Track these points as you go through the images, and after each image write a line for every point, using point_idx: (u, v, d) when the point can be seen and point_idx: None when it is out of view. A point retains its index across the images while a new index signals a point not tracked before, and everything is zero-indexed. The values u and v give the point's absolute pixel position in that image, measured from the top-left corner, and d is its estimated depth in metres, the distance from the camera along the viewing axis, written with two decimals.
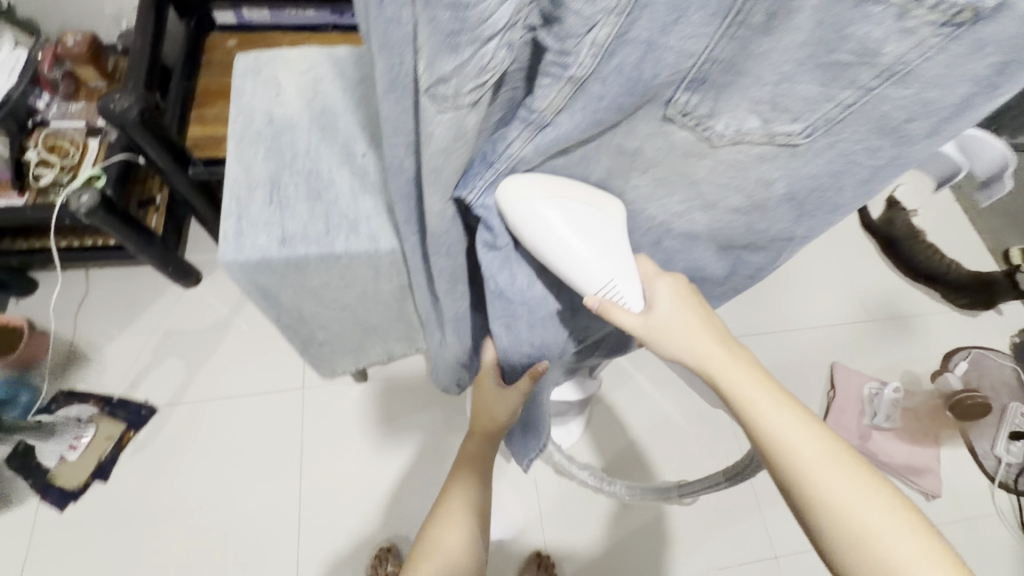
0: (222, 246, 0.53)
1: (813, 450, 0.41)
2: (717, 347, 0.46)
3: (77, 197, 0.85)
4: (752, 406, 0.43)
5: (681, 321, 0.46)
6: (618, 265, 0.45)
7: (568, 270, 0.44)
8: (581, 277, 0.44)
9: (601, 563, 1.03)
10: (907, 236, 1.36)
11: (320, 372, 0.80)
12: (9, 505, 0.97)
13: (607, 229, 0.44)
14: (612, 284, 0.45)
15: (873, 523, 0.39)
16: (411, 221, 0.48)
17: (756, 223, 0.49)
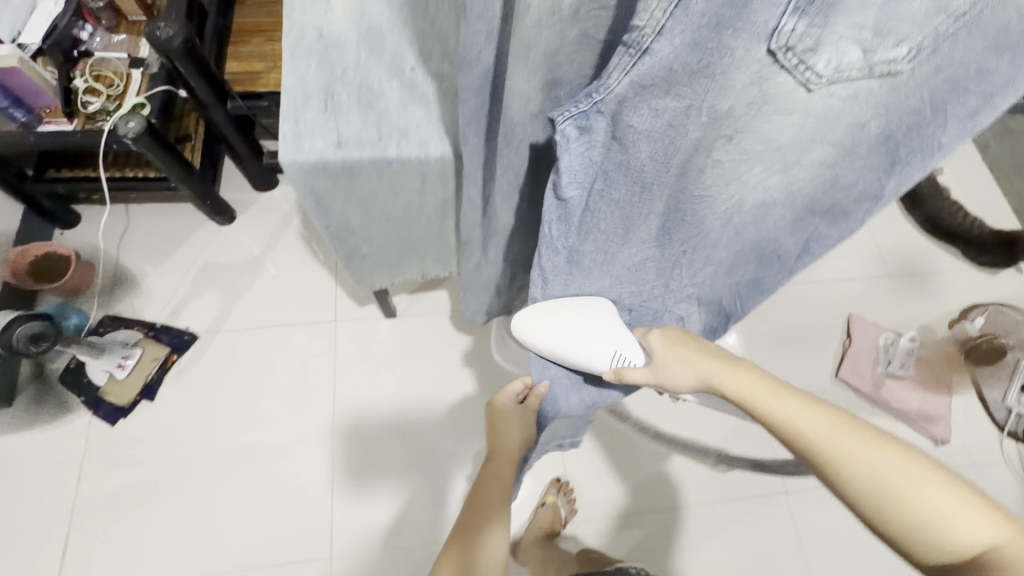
0: (283, 146, 0.56)
1: (817, 428, 0.47)
2: (713, 359, 0.55)
3: (125, 123, 0.88)
4: (754, 401, 0.51)
5: (675, 354, 0.57)
6: (615, 339, 0.62)
7: (584, 359, 0.62)
8: (593, 361, 0.62)
9: (616, 494, 1.08)
10: (931, 191, 1.36)
11: (360, 287, 0.85)
12: (62, 419, 1.03)
13: (599, 319, 0.62)
14: (615, 354, 0.61)
15: (890, 479, 0.42)
16: (480, 120, 0.53)
17: (841, 176, 0.51)
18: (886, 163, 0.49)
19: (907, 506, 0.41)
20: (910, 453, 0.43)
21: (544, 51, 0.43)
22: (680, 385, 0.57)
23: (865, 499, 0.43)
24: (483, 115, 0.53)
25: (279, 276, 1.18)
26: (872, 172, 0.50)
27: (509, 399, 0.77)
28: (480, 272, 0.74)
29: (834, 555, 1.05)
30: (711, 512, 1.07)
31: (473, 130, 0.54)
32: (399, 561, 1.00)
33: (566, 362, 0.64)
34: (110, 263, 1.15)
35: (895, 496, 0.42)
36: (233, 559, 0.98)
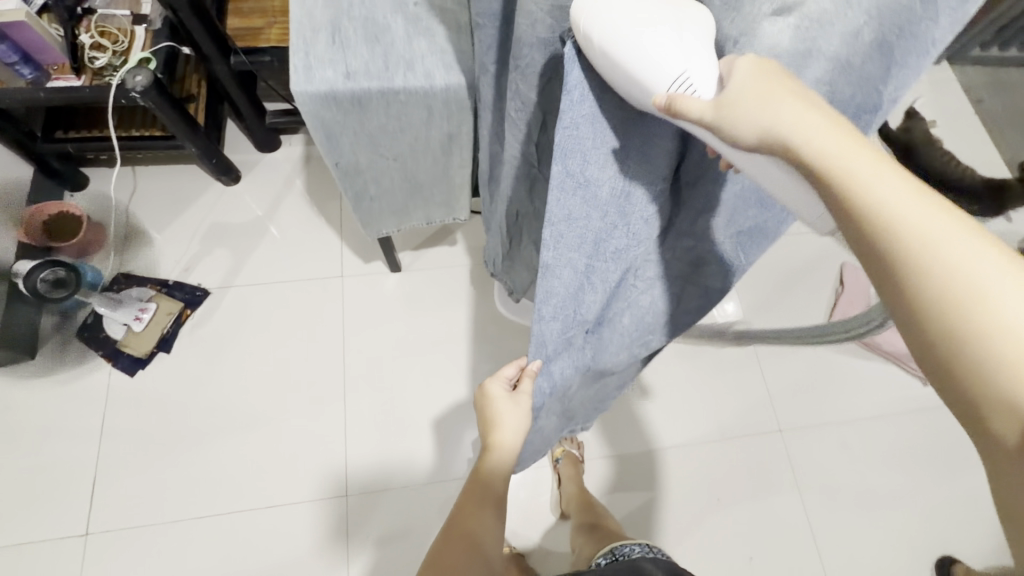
0: (294, 77, 0.59)
1: (928, 218, 0.32)
2: (814, 119, 0.36)
3: (133, 77, 0.90)
4: (850, 174, 0.34)
5: (758, 92, 0.36)
6: (695, 53, 0.37)
7: (636, 59, 0.37)
8: (645, 73, 0.37)
9: (616, 433, 1.13)
10: (922, 142, 1.41)
11: (368, 234, 0.88)
12: (83, 371, 1.07)
13: (686, 20, 0.37)
14: (684, 76, 0.37)
15: (1000, 294, 0.29)
16: (494, 47, 0.54)
17: (839, 94, 0.44)
18: (884, 68, 0.42)
19: (1001, 327, 0.29)
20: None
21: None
22: (740, 142, 0.38)
23: (950, 307, 0.30)
24: (497, 40, 0.53)
25: (285, 235, 1.21)
26: (868, 83, 0.43)
27: (500, 386, 0.68)
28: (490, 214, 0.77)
29: (827, 489, 1.09)
30: (699, 449, 1.12)
31: (491, 58, 0.55)
32: (411, 498, 1.04)
33: (613, 67, 0.37)
34: (121, 222, 1.18)
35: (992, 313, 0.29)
36: (253, 499, 1.03)
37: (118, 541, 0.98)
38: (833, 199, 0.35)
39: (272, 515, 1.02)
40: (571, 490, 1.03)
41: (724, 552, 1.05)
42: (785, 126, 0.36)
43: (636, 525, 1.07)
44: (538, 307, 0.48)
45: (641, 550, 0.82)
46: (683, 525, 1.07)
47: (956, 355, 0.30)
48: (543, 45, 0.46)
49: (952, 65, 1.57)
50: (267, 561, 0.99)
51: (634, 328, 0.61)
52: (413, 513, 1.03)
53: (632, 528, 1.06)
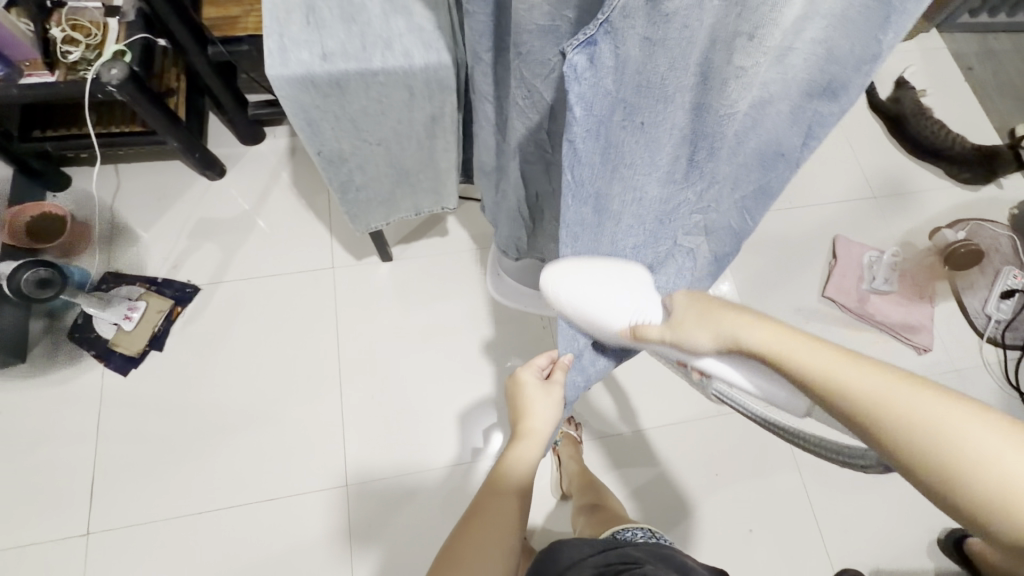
0: (268, 61, 0.58)
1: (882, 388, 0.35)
2: (746, 318, 0.42)
3: (107, 70, 0.88)
4: (802, 365, 0.38)
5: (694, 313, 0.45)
6: (644, 296, 0.50)
7: (602, 314, 0.51)
8: (609, 316, 0.51)
9: (614, 414, 1.13)
10: (913, 114, 1.38)
11: (356, 226, 0.87)
12: (75, 372, 1.06)
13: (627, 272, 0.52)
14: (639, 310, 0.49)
15: (976, 452, 0.31)
16: (489, 32, 0.53)
17: (835, 48, 0.46)
18: (882, 16, 0.42)
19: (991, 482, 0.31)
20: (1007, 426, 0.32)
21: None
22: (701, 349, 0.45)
23: (950, 479, 0.32)
24: (491, 27, 0.53)
25: (274, 228, 1.20)
26: (865, 33, 0.44)
27: (533, 374, 0.74)
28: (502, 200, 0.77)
29: (824, 461, 1.10)
30: (697, 427, 1.12)
31: (486, 44, 0.54)
32: (412, 485, 1.04)
33: (586, 319, 0.52)
34: (106, 221, 1.16)
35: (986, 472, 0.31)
36: (254, 492, 1.03)
37: (120, 539, 0.98)
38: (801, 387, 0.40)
39: (274, 507, 1.02)
40: (572, 469, 1.04)
41: (724, 526, 1.06)
42: (724, 330, 0.43)
43: (638, 503, 1.07)
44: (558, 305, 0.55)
45: (644, 536, 0.81)
46: (684, 502, 1.07)
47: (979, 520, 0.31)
48: (543, 33, 0.47)
49: (942, 32, 1.56)
50: (268, 553, 0.99)
51: None
52: (414, 500, 1.04)
53: (633, 506, 1.07)
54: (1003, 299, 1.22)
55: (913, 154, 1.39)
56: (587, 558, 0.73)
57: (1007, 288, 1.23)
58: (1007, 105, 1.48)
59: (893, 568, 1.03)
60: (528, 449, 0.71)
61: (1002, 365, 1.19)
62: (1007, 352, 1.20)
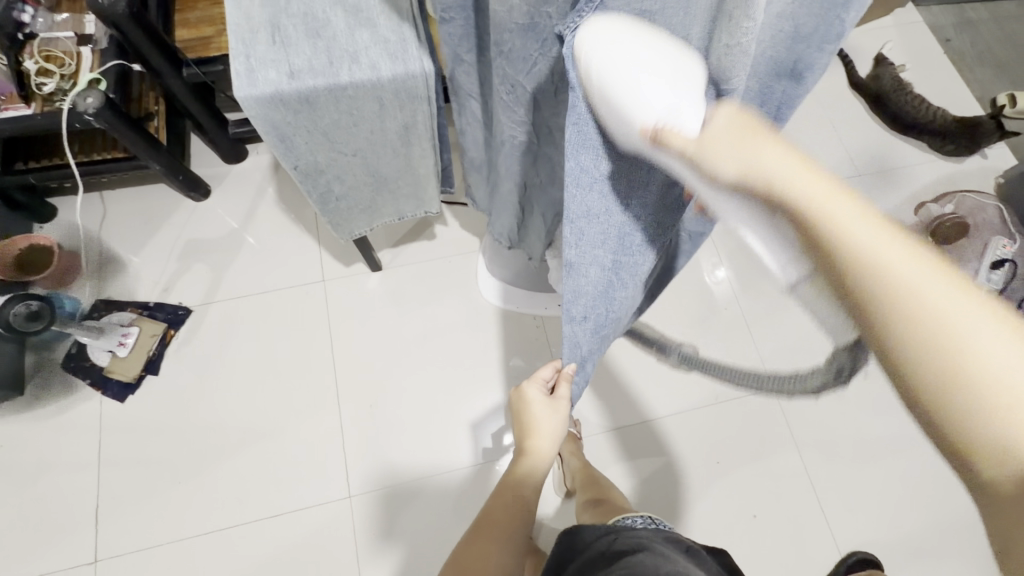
0: (236, 82, 0.58)
1: (918, 275, 0.33)
2: (791, 160, 0.36)
3: (83, 99, 0.89)
4: (830, 217, 0.34)
5: (736, 142, 0.38)
6: (691, 95, 0.37)
7: (620, 88, 0.36)
8: (633, 100, 0.36)
9: (613, 408, 1.13)
10: (893, 90, 1.38)
11: (339, 234, 0.88)
12: (72, 401, 1.06)
13: (666, 57, 0.37)
14: (675, 105, 0.37)
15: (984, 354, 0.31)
16: (469, 33, 0.53)
17: (801, 26, 0.47)
18: None
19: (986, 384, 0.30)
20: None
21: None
22: (721, 185, 0.39)
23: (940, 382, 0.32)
24: (467, 29, 0.53)
25: (262, 245, 1.20)
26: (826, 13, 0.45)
27: (537, 391, 0.74)
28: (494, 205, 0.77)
29: (824, 441, 1.10)
30: (698, 418, 1.12)
31: (466, 45, 0.54)
32: (414, 492, 1.05)
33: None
34: (94, 250, 1.16)
35: (980, 373, 0.30)
36: (258, 509, 1.03)
37: (126, 564, 0.99)
38: (827, 256, 0.35)
39: (279, 522, 1.03)
40: (573, 465, 1.04)
41: (728, 513, 1.06)
42: (763, 169, 0.36)
43: (639, 494, 1.07)
44: (567, 307, 0.54)
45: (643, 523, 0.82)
46: (688, 491, 1.08)
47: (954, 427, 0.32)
48: (523, 32, 0.46)
49: (920, 7, 1.57)
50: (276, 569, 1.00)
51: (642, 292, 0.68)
52: (417, 507, 1.04)
53: (635, 499, 1.07)
54: (993, 268, 1.18)
55: (896, 130, 1.39)
56: (592, 544, 0.74)
57: (997, 257, 1.19)
58: (987, 77, 1.49)
59: (897, 543, 1.03)
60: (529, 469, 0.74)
61: None
62: None
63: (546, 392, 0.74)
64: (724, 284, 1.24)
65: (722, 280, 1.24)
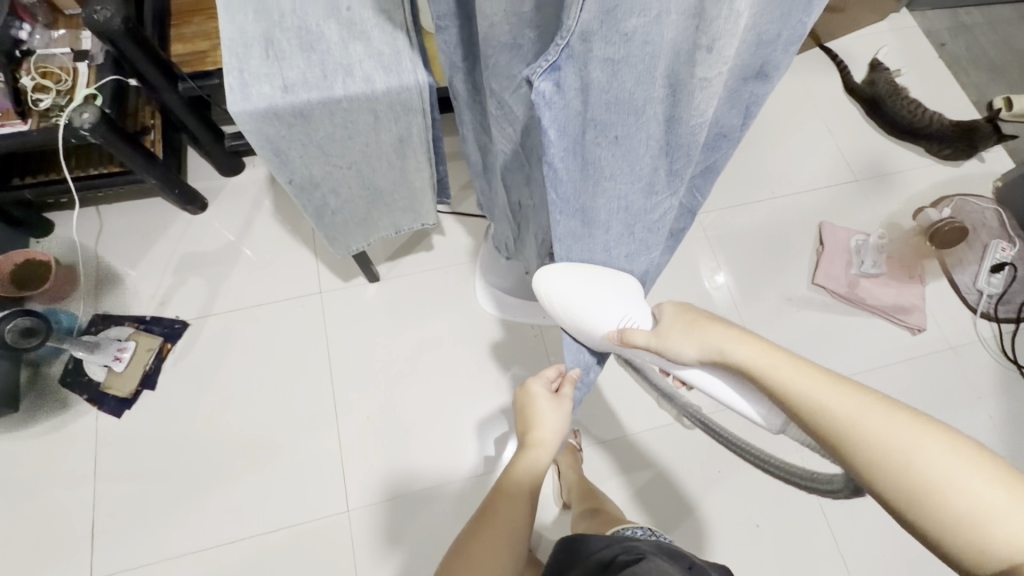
0: (230, 97, 0.58)
1: (857, 411, 0.44)
2: (731, 336, 0.52)
3: (78, 115, 0.88)
4: (775, 377, 0.48)
5: (687, 326, 0.55)
6: (633, 305, 0.60)
7: (587, 321, 0.61)
8: (596, 325, 0.60)
9: (616, 417, 1.12)
10: (890, 95, 1.38)
11: (336, 248, 0.87)
12: (67, 417, 1.05)
13: (609, 291, 0.60)
14: (625, 318, 0.59)
15: (940, 472, 0.39)
16: (462, 46, 0.53)
17: (763, 33, 0.46)
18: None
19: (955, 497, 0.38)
20: (981, 458, 0.39)
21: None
22: (687, 356, 0.54)
23: (923, 502, 0.39)
24: (459, 40, 0.52)
25: (260, 257, 1.20)
26: (790, 16, 0.45)
27: (543, 387, 0.76)
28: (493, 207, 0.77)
29: None
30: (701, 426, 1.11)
31: (460, 55, 0.54)
32: (414, 505, 1.04)
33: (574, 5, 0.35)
34: (91, 265, 1.16)
35: (935, 491, 0.39)
36: (255, 525, 1.02)
37: None
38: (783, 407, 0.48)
39: (277, 539, 1.01)
40: (570, 478, 1.03)
41: (731, 523, 1.05)
42: (711, 345, 0.53)
43: (641, 505, 1.06)
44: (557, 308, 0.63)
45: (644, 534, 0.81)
46: (690, 501, 1.06)
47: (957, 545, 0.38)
48: (509, 50, 0.47)
49: (913, 12, 1.57)
50: None
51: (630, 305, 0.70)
52: (417, 521, 1.02)
53: (637, 510, 1.06)
54: (992, 272, 1.23)
55: (893, 135, 1.39)
56: (594, 555, 0.73)
57: (996, 261, 1.24)
58: (981, 80, 1.49)
59: (903, 552, 1.02)
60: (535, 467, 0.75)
61: (997, 339, 1.20)
62: (1000, 326, 1.21)
63: (552, 391, 0.76)
64: (725, 288, 1.24)
65: (722, 285, 1.24)
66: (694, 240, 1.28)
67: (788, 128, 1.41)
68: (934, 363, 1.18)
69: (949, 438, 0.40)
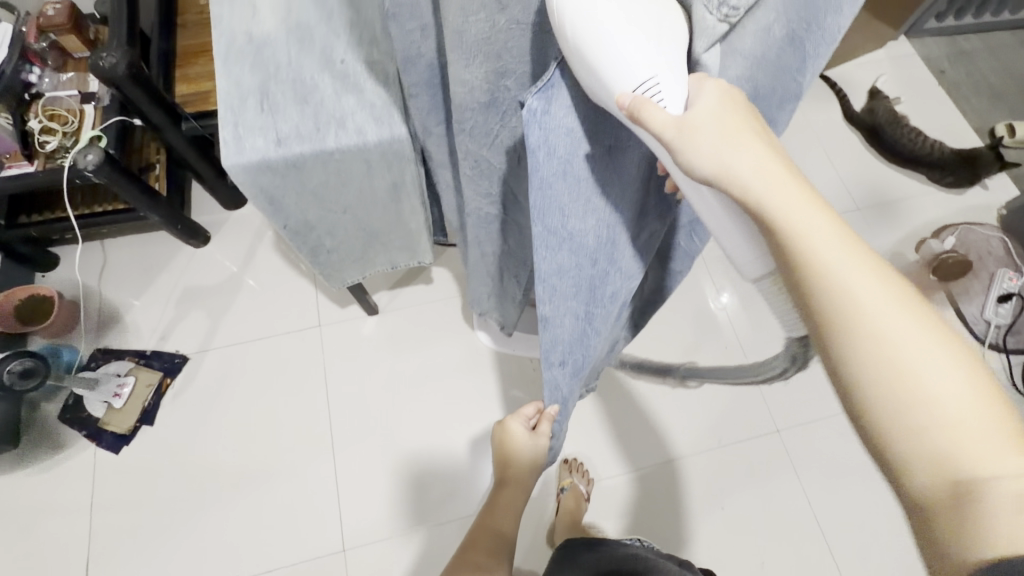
0: (225, 150, 0.58)
1: (874, 292, 0.31)
2: (761, 153, 0.34)
3: (84, 156, 0.90)
4: (793, 222, 0.32)
5: (718, 122, 0.34)
6: (672, 58, 0.34)
7: (593, 63, 0.33)
8: (615, 72, 0.33)
9: (617, 453, 1.10)
10: (888, 123, 1.37)
11: (332, 284, 0.87)
12: (65, 453, 1.06)
13: (642, 28, 0.33)
14: (653, 76, 0.33)
15: (938, 385, 0.29)
16: (437, 107, 0.54)
17: (759, 85, 0.43)
18: (797, 58, 0.41)
19: (939, 413, 0.29)
20: (978, 369, 0.30)
21: (478, 36, 0.41)
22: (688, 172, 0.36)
23: (900, 406, 0.30)
24: (436, 103, 0.54)
25: (261, 289, 1.21)
26: (782, 72, 0.42)
27: (520, 425, 0.79)
28: (472, 261, 0.79)
29: (835, 485, 1.06)
30: (705, 460, 1.09)
31: (434, 119, 0.55)
32: (411, 544, 1.02)
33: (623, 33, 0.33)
34: (93, 299, 1.17)
35: (920, 395, 0.30)
36: (251, 565, 1.01)
37: None
38: (782, 255, 0.33)
39: None
40: (563, 521, 1.00)
41: (737, 564, 1.02)
42: (733, 160, 0.34)
43: None
44: (547, 354, 0.55)
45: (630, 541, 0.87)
46: (694, 542, 1.03)
47: (895, 454, 0.30)
48: (484, 110, 0.49)
49: (911, 40, 1.58)
50: None
51: (610, 339, 0.68)
52: (415, 561, 1.01)
53: None
54: (1000, 303, 1.21)
55: (895, 163, 1.38)
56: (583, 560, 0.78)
57: (1002, 292, 1.22)
58: (982, 106, 1.49)
59: None
60: (513, 496, 0.82)
61: (1007, 371, 1.17)
62: (1009, 357, 1.19)
63: (529, 428, 0.78)
64: (728, 309, 1.22)
65: (727, 306, 1.22)
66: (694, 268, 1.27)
67: (788, 157, 1.41)
68: None
69: (952, 339, 0.31)
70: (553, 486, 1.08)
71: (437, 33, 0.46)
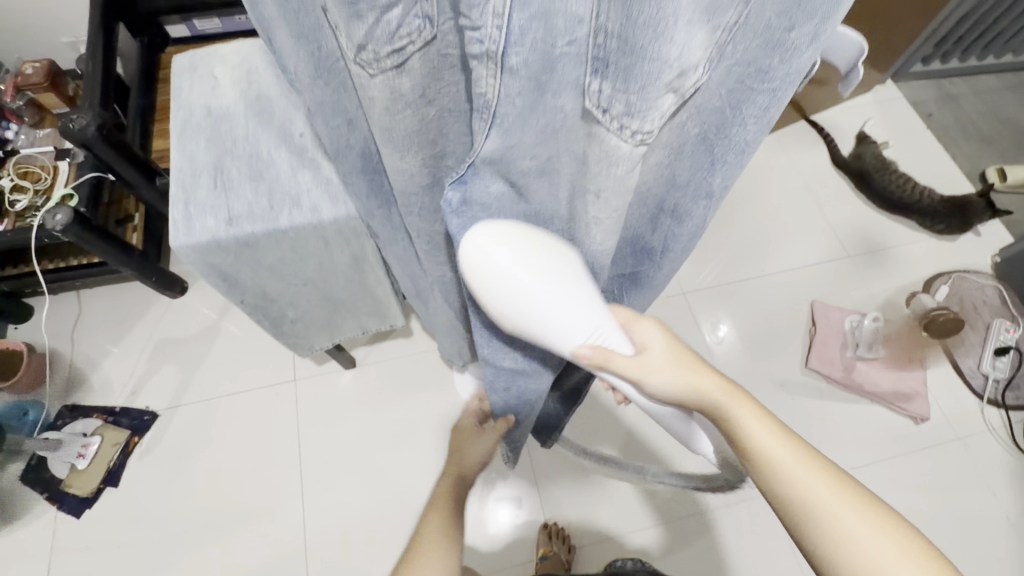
0: (172, 231, 0.56)
1: (793, 461, 0.46)
2: (696, 368, 0.51)
3: (52, 216, 0.88)
4: (729, 413, 0.49)
5: (664, 352, 0.51)
6: (603, 316, 0.47)
7: (549, 332, 0.45)
8: (564, 336, 0.45)
9: (604, 518, 1.03)
10: (876, 169, 1.35)
11: (300, 351, 0.85)
12: (25, 518, 1.02)
13: (579, 295, 0.44)
14: (598, 331, 0.46)
15: (851, 530, 0.43)
16: (379, 189, 0.54)
17: (679, 175, 0.46)
18: (707, 158, 0.44)
19: (856, 550, 0.42)
20: (882, 514, 0.43)
21: (407, 131, 0.43)
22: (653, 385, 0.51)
23: (829, 545, 0.43)
24: (379, 184, 0.53)
25: (237, 340, 1.18)
26: (696, 171, 0.45)
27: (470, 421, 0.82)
28: (433, 319, 0.77)
29: None
30: (698, 526, 1.03)
31: (375, 202, 0.55)
32: None
33: (550, 321, 0.44)
34: (64, 352, 1.15)
35: (844, 541, 0.42)
36: None
37: None
38: (728, 437, 0.50)
39: None
40: None
41: None
42: (675, 375, 0.51)
43: None
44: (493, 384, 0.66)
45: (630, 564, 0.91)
46: None
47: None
48: (428, 190, 0.51)
49: (898, 83, 1.58)
50: None
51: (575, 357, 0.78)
52: None
53: None
54: (998, 356, 1.17)
55: (882, 209, 1.37)
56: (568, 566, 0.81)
57: (1000, 344, 1.18)
58: (972, 150, 1.48)
59: None
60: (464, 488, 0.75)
61: (1008, 428, 1.13)
62: (1010, 414, 1.14)
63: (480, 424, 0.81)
64: (727, 342, 1.22)
65: (724, 338, 1.22)
66: (682, 318, 1.24)
67: (775, 203, 1.39)
68: (943, 457, 1.10)
69: (857, 492, 0.44)
70: (532, 554, 1.00)
71: (363, 125, 0.47)
